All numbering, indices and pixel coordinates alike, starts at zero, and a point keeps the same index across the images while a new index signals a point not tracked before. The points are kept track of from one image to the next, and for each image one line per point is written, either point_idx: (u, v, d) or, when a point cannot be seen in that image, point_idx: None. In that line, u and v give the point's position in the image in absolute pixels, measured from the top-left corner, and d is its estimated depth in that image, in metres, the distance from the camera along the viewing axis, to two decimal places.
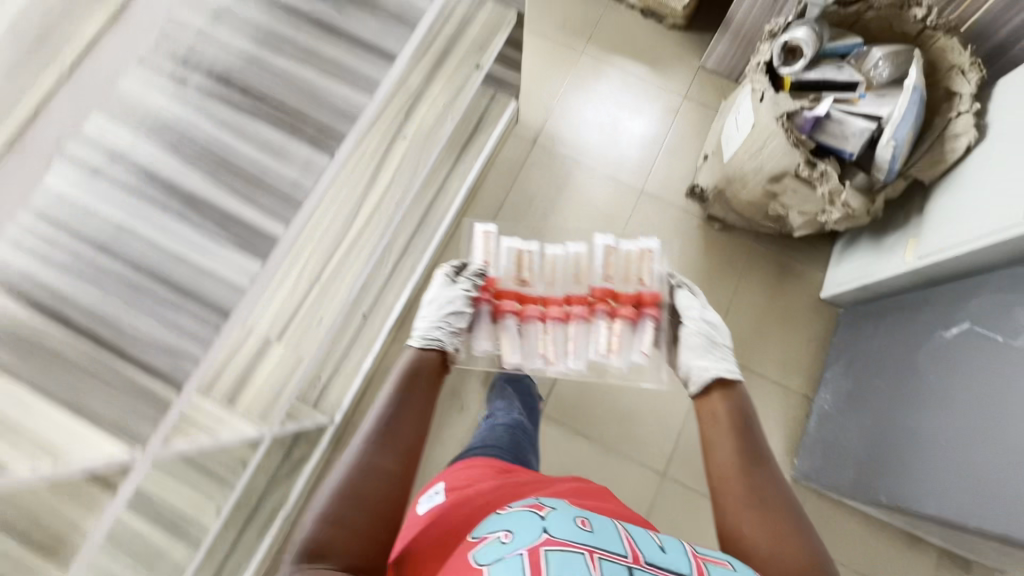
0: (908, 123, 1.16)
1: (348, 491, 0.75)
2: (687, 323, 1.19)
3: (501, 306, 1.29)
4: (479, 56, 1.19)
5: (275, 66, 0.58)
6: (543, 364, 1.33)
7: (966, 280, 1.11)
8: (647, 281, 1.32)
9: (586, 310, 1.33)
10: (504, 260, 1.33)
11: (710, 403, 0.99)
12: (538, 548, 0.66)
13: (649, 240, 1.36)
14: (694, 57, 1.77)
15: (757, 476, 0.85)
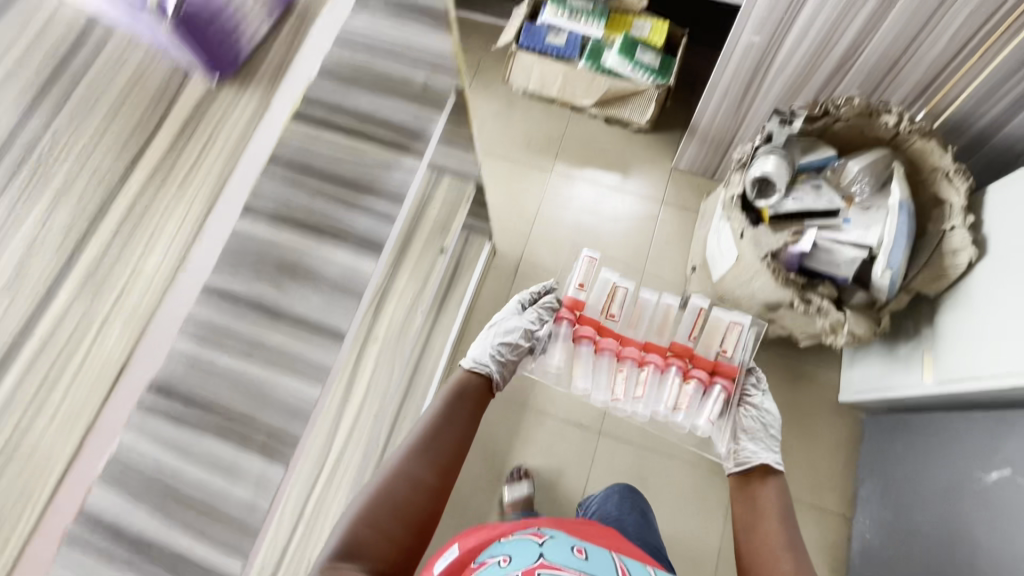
0: (900, 248, 1.11)
1: (383, 497, 0.86)
2: (744, 409, 1.22)
3: (581, 335, 1.33)
4: (443, 238, 1.16)
5: (215, 367, 0.63)
6: (609, 398, 1.34)
7: (998, 413, 1.02)
8: (728, 353, 1.29)
9: (663, 363, 1.32)
10: (595, 294, 1.38)
11: (750, 492, 1.04)
12: (532, 569, 0.73)
13: (740, 316, 1.32)
14: (665, 158, 1.74)
15: (783, 558, 0.89)
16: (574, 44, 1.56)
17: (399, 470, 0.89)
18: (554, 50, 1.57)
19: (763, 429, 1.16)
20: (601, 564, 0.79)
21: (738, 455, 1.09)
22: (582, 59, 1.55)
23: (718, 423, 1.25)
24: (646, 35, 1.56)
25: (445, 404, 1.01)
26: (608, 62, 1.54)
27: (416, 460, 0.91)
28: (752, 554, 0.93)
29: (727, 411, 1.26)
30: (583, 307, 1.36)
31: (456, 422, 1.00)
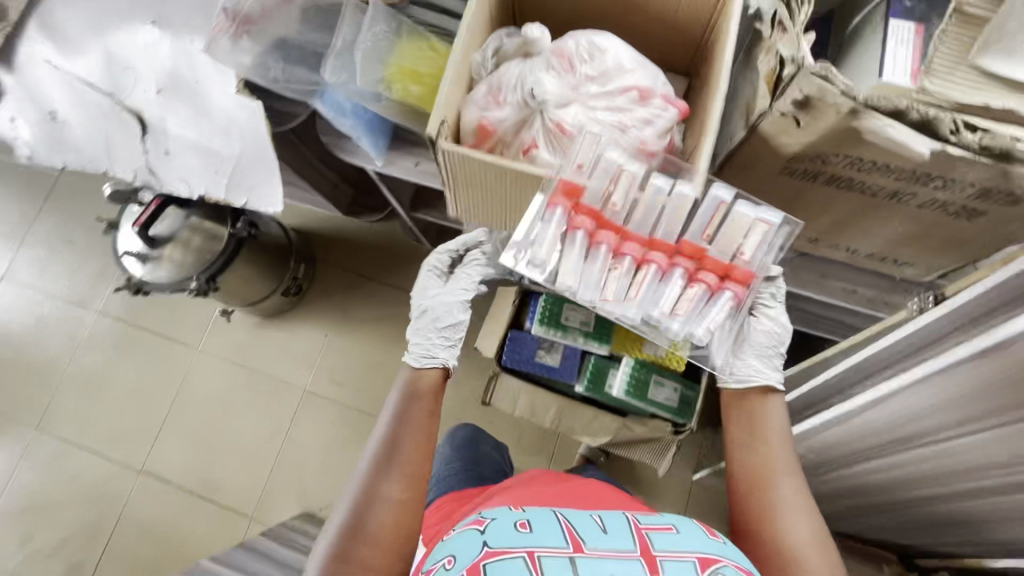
0: None
1: (354, 525, 0.67)
2: (756, 321, 0.87)
3: (574, 225, 0.75)
4: None
5: None
6: (598, 295, 0.76)
7: None
8: (746, 257, 0.75)
9: (665, 262, 0.76)
10: (596, 180, 0.73)
11: (750, 403, 0.82)
12: (477, 564, 0.63)
13: (766, 214, 0.73)
14: (686, 468, 1.43)
15: (783, 481, 0.74)
16: (572, 367, 1.26)
17: (361, 500, 0.68)
18: (545, 374, 1.27)
19: (773, 347, 0.85)
20: (551, 527, 0.68)
21: (738, 373, 0.83)
22: (582, 388, 1.25)
23: (721, 335, 0.84)
24: (661, 353, 1.20)
25: (405, 411, 0.75)
26: (613, 393, 1.23)
27: (381, 475, 0.69)
28: (754, 489, 0.75)
29: (731, 326, 0.84)
30: (586, 192, 0.74)
31: (415, 419, 0.74)
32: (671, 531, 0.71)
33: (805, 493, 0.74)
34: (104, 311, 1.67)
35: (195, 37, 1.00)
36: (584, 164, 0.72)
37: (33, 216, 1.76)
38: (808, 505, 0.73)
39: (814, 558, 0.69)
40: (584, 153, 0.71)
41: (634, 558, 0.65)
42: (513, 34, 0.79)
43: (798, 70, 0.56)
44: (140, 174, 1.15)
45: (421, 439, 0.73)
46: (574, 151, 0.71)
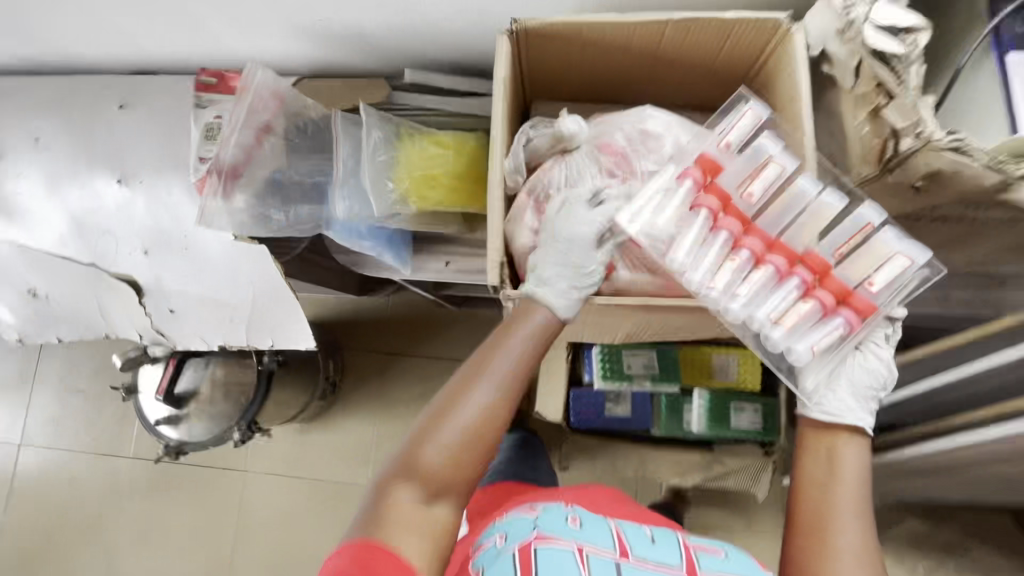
0: None
1: (448, 413, 0.59)
2: (860, 356, 0.63)
3: (699, 202, 0.62)
4: None
5: None
6: (705, 279, 0.62)
7: None
8: (874, 287, 0.60)
9: (786, 268, 0.62)
10: (745, 160, 0.62)
11: (829, 438, 0.64)
12: (527, 546, 0.61)
13: (913, 249, 0.59)
14: None
15: (850, 526, 0.59)
16: (646, 413, 1.20)
17: (450, 395, 0.60)
18: (618, 425, 1.22)
19: (872, 388, 0.63)
20: (602, 529, 0.66)
21: (826, 405, 0.63)
22: (660, 431, 1.20)
23: (822, 359, 0.63)
24: (734, 376, 1.15)
25: (514, 317, 0.63)
26: (694, 430, 1.18)
27: (474, 390, 0.59)
28: (819, 529, 0.60)
29: (833, 353, 0.63)
30: (725, 173, 0.63)
31: (521, 332, 0.61)
32: (719, 553, 0.66)
33: (871, 544, 0.59)
34: (138, 454, 1.58)
35: (170, 186, 0.89)
36: (734, 142, 0.63)
37: (33, 373, 1.65)
38: (874, 557, 0.58)
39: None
40: (741, 127, 0.63)
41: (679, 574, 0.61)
42: (538, 124, 0.71)
43: (928, 148, 0.48)
44: (147, 336, 1.06)
45: (521, 362, 0.61)
46: (728, 127, 0.64)
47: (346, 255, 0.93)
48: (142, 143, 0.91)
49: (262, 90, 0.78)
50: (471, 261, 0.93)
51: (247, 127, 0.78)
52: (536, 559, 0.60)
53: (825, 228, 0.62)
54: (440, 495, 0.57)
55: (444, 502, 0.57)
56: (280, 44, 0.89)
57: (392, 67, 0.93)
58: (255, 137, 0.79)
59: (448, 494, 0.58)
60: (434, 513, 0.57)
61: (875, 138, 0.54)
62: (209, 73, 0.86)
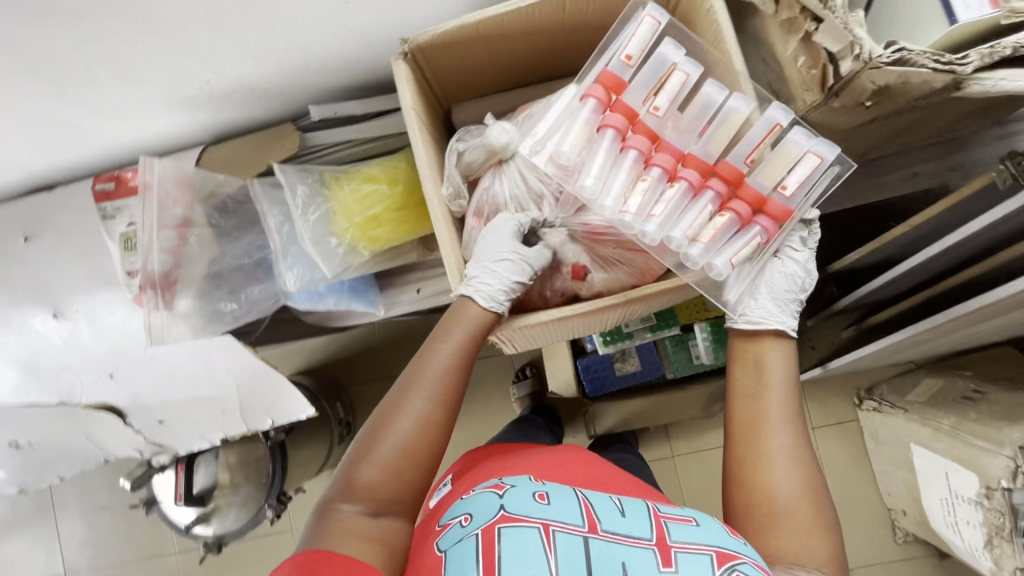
0: None
1: (377, 430, 0.54)
2: (779, 262, 0.60)
3: (605, 123, 0.59)
4: None
5: None
6: (616, 205, 0.58)
7: None
8: (789, 191, 0.58)
9: (699, 181, 0.59)
10: (645, 75, 0.60)
11: (757, 345, 0.59)
12: (490, 527, 0.48)
13: (821, 147, 0.57)
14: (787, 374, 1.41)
15: (782, 429, 0.55)
16: (653, 361, 1.20)
17: (386, 408, 0.55)
18: (631, 381, 1.22)
19: (794, 294, 0.59)
20: (567, 500, 0.52)
21: (749, 314, 0.59)
22: (672, 372, 1.20)
23: (740, 270, 0.60)
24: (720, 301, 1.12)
25: (445, 322, 0.59)
26: (705, 362, 1.17)
27: (410, 400, 0.55)
28: (753, 432, 0.55)
29: (749, 265, 0.60)
30: (630, 92, 0.60)
31: (453, 335, 0.58)
32: (692, 520, 0.52)
33: (806, 444, 0.55)
34: (183, 549, 1.58)
35: (109, 303, 0.84)
36: (632, 56, 0.59)
37: (51, 506, 1.62)
38: (806, 455, 0.54)
39: (804, 515, 0.51)
40: (640, 39, 0.59)
41: (645, 546, 0.48)
42: (465, 135, 0.68)
43: (866, 68, 0.46)
44: (147, 450, 1.03)
45: (457, 364, 0.57)
46: (626, 40, 0.59)
47: (315, 314, 0.90)
48: (62, 267, 0.84)
49: (166, 183, 0.72)
50: (439, 280, 0.91)
51: (164, 228, 0.72)
52: (501, 542, 0.47)
53: (736, 135, 0.60)
54: (383, 508, 0.53)
55: (390, 515, 0.53)
56: (168, 121, 0.81)
57: (295, 108, 0.86)
58: (176, 235, 0.74)
59: (393, 506, 0.53)
60: (379, 525, 0.52)
61: (810, 65, 0.52)
62: (104, 177, 0.81)
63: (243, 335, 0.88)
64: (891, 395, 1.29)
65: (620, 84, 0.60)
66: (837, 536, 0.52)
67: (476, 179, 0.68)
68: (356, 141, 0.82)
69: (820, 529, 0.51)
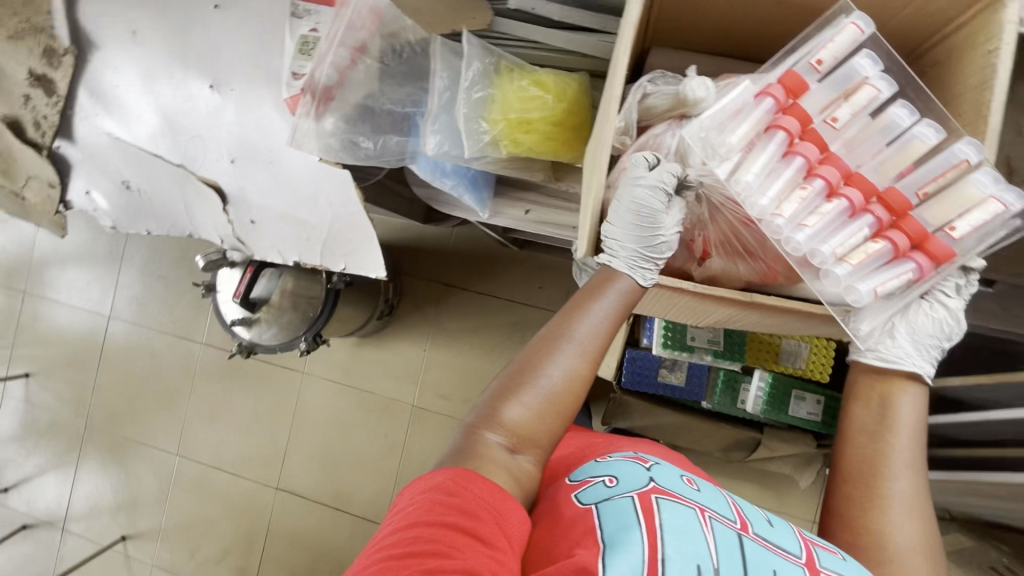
0: None
1: (529, 372, 0.55)
2: (926, 305, 0.55)
3: (776, 124, 0.54)
4: None
5: None
6: (770, 207, 0.53)
7: None
8: (956, 233, 0.51)
9: (861, 203, 0.53)
10: (831, 86, 0.55)
11: (884, 385, 0.58)
12: (647, 493, 0.49)
13: (1008, 195, 0.49)
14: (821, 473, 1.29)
15: (902, 475, 0.55)
16: (699, 385, 1.17)
17: (533, 355, 0.56)
18: (667, 393, 1.20)
19: (936, 340, 0.56)
20: (717, 499, 0.53)
21: (881, 351, 0.57)
22: (712, 405, 1.17)
23: (881, 305, 0.54)
24: (802, 363, 1.08)
25: (593, 285, 0.59)
26: (748, 410, 1.13)
27: (560, 351, 0.55)
28: (871, 474, 0.56)
29: (893, 300, 0.54)
30: (809, 97, 0.55)
31: (609, 298, 0.58)
32: (836, 554, 0.51)
33: (926, 494, 0.56)
34: (209, 342, 1.72)
35: (260, 97, 0.88)
36: (824, 61, 0.54)
37: (121, 253, 1.79)
38: (924, 504, 0.55)
39: (917, 568, 0.52)
40: (838, 46, 0.54)
41: (796, 564, 0.47)
42: (657, 79, 0.65)
43: None
44: (227, 241, 1.10)
45: (609, 328, 0.57)
46: (820, 45, 0.54)
47: (425, 189, 0.92)
48: (233, 46, 0.88)
49: (363, 7, 0.74)
50: (550, 211, 0.91)
51: (343, 46, 0.74)
52: (661, 511, 0.47)
53: (913, 165, 0.53)
54: (522, 446, 0.53)
55: (528, 455, 0.53)
56: None
57: None
58: (350, 56, 0.75)
59: (531, 446, 0.53)
60: (517, 464, 0.52)
61: None
62: None
63: (358, 178, 0.91)
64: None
65: (800, 86, 0.54)
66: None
67: (648, 126, 0.65)
68: (543, 48, 0.80)
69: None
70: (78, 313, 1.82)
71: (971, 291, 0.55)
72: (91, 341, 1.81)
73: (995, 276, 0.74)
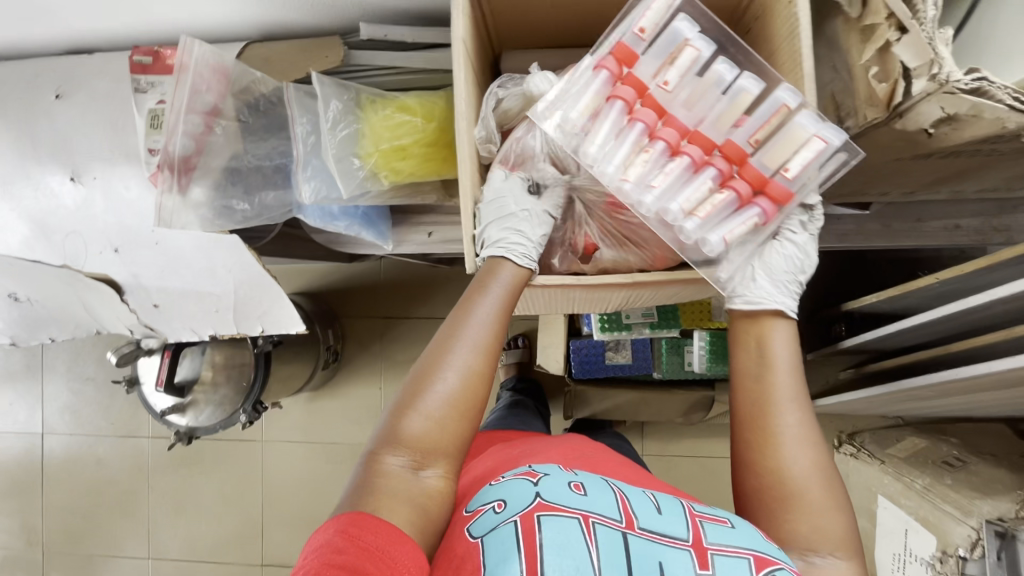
0: None
1: (425, 380, 0.54)
2: (777, 244, 0.59)
3: (614, 94, 0.56)
4: None
5: None
6: (617, 175, 0.56)
7: None
8: (790, 175, 0.55)
9: (702, 158, 0.57)
10: (657, 52, 0.57)
11: (757, 327, 0.59)
12: (530, 512, 0.47)
13: (828, 131, 0.54)
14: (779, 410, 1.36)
15: (789, 410, 0.55)
16: (645, 357, 1.19)
17: (429, 361, 0.55)
18: (618, 373, 1.21)
19: (792, 276, 0.59)
20: (605, 494, 0.52)
21: (747, 294, 0.59)
22: (661, 374, 1.19)
23: (737, 248, 0.58)
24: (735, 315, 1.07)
25: (483, 275, 0.59)
26: (696, 369, 1.14)
27: (453, 353, 0.55)
28: (762, 414, 0.56)
29: (745, 246, 0.59)
30: (641, 64, 0.57)
31: (493, 289, 0.58)
32: (725, 523, 0.51)
33: (815, 422, 0.56)
34: (156, 434, 1.63)
35: (126, 181, 0.84)
36: (647, 29, 0.56)
37: (40, 365, 1.68)
38: (814, 433, 0.55)
39: (817, 498, 0.53)
40: (655, 14, 0.56)
41: (682, 547, 0.47)
42: (506, 82, 0.65)
43: (939, 91, 0.45)
44: (137, 330, 1.05)
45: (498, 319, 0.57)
46: (639, 14, 0.56)
47: (324, 235, 0.90)
48: (86, 135, 0.83)
49: (203, 67, 0.71)
50: (452, 228, 0.90)
51: (193, 112, 0.72)
52: (543, 530, 0.46)
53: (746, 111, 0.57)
54: (427, 461, 0.52)
55: (434, 470, 0.52)
56: (217, 10, 0.78)
57: (347, 25, 0.83)
58: (203, 122, 0.73)
59: (437, 460, 0.53)
60: (422, 483, 0.51)
61: (881, 79, 0.51)
62: (142, 51, 0.80)
63: (250, 239, 0.88)
64: (871, 445, 1.27)
65: (629, 55, 0.57)
66: (847, 507, 0.54)
67: (510, 129, 0.66)
68: (400, 70, 0.79)
69: (831, 510, 0.53)
70: (8, 438, 1.69)
71: (818, 226, 0.60)
72: (29, 464, 1.69)
73: (869, 199, 0.78)
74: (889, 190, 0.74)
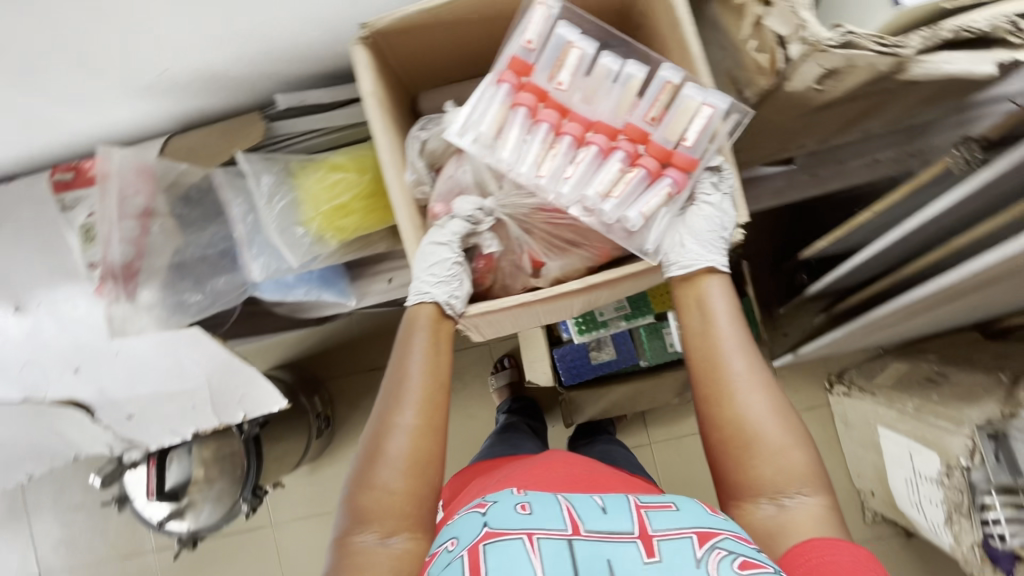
0: None
1: (371, 452, 0.57)
2: (695, 208, 0.61)
3: (516, 102, 0.60)
4: None
5: None
6: (532, 172, 0.60)
7: None
8: (689, 143, 0.59)
9: (607, 144, 0.61)
10: (547, 57, 0.60)
11: (694, 288, 0.61)
12: (475, 544, 0.48)
13: (714, 97, 0.58)
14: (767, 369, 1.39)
15: (736, 357, 0.57)
16: (627, 348, 1.20)
17: (377, 432, 0.57)
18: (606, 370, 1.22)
19: (717, 233, 0.60)
20: (549, 504, 0.52)
21: (680, 260, 0.60)
22: (647, 360, 1.21)
23: (659, 219, 0.61)
24: None
25: (406, 331, 0.61)
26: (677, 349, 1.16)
27: (391, 417, 0.57)
28: (712, 371, 0.58)
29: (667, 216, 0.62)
30: (536, 72, 0.61)
31: (415, 345, 0.60)
32: (671, 506, 0.53)
33: (764, 363, 0.58)
34: (161, 545, 1.57)
35: (71, 300, 0.82)
36: (534, 41, 0.60)
37: (24, 506, 1.60)
38: (764, 374, 0.57)
39: (775, 439, 0.55)
40: (538, 25, 0.59)
41: (628, 541, 0.48)
42: (427, 124, 0.67)
43: (812, 51, 0.49)
44: (117, 446, 1.02)
45: (432, 368, 0.59)
46: (523, 28, 0.59)
47: (286, 305, 0.89)
48: (21, 264, 0.82)
49: (125, 172, 0.72)
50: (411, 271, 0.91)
51: (125, 219, 0.72)
52: (488, 558, 0.47)
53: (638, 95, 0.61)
54: (392, 528, 0.54)
55: (401, 535, 0.54)
56: (129, 112, 0.78)
57: (262, 98, 0.83)
58: (138, 225, 0.73)
59: (401, 524, 0.55)
60: (390, 551, 0.53)
61: (761, 50, 0.54)
62: (61, 169, 0.79)
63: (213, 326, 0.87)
64: (860, 380, 1.31)
65: (523, 64, 0.61)
66: (807, 440, 0.57)
67: (442, 168, 0.67)
68: (327, 129, 0.80)
69: (789, 447, 0.55)
70: None
71: (732, 183, 0.61)
72: None
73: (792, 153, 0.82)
74: (807, 142, 0.78)
